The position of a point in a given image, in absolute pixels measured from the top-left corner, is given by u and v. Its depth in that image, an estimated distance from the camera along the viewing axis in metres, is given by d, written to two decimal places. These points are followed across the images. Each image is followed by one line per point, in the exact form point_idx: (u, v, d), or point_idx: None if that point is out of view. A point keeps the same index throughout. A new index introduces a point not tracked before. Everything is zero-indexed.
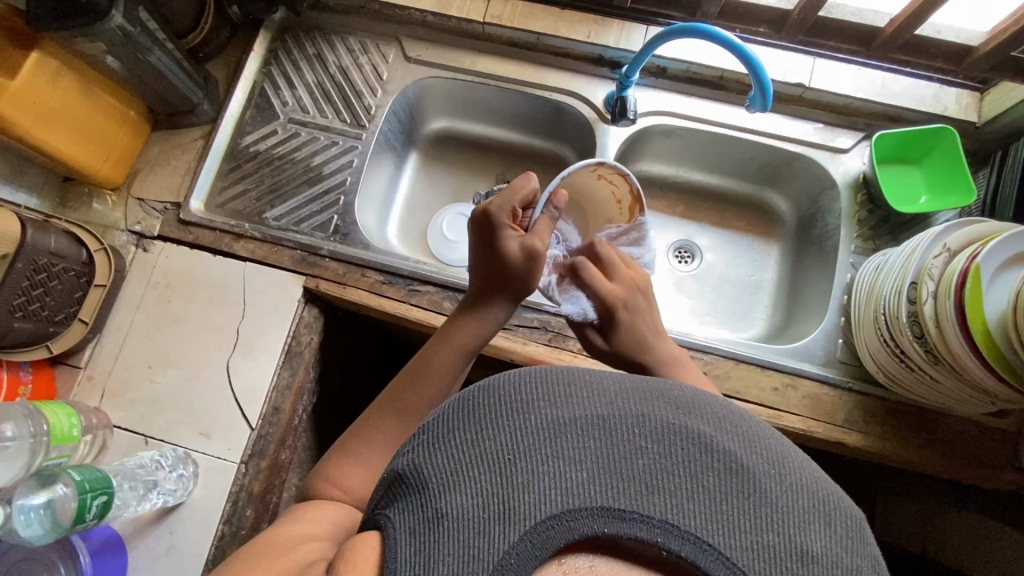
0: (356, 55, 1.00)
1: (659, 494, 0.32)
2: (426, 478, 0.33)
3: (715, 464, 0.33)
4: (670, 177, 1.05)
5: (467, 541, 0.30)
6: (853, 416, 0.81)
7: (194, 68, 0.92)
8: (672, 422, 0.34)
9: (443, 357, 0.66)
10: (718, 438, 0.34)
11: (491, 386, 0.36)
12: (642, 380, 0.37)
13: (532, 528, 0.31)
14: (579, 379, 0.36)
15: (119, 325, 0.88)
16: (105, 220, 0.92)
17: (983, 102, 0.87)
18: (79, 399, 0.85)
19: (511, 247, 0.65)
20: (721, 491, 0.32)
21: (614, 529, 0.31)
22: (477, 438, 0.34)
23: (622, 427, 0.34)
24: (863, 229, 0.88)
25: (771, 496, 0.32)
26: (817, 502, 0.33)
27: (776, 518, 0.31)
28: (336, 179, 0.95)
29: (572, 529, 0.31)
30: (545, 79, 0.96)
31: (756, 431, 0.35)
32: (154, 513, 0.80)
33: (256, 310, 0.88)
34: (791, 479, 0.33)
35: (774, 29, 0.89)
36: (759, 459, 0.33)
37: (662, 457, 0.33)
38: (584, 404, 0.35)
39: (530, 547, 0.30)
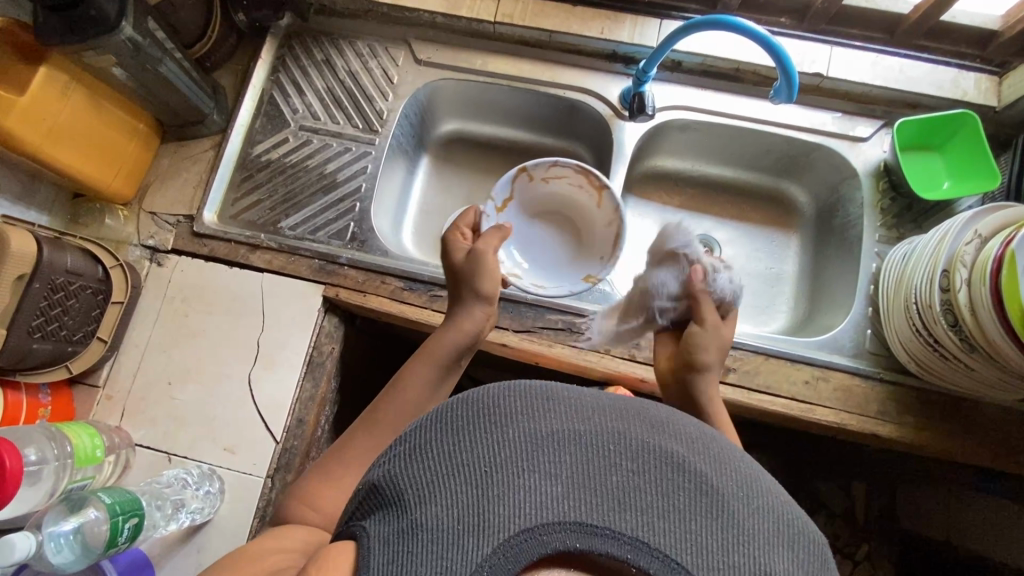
0: (365, 59, 0.99)
1: (630, 511, 0.35)
2: (408, 489, 0.37)
3: (685, 483, 0.37)
4: (686, 172, 1.04)
5: (443, 551, 0.33)
6: (887, 407, 0.80)
7: (202, 78, 0.91)
8: (644, 440, 0.39)
9: (418, 369, 0.69)
10: (689, 459, 0.39)
11: (473, 400, 0.41)
12: (619, 403, 0.42)
13: (507, 539, 0.34)
14: (559, 399, 0.41)
15: (136, 342, 0.87)
16: (118, 235, 0.91)
17: (1001, 86, 0.86)
18: (99, 419, 0.84)
19: (457, 256, 0.76)
20: (685, 508, 0.36)
21: (586, 545, 0.34)
22: (460, 451, 0.38)
23: (597, 445, 0.38)
24: (886, 218, 0.88)
25: (733, 515, 0.36)
26: (776, 524, 0.37)
27: (741, 539, 0.35)
28: (351, 186, 0.94)
29: (546, 543, 0.34)
30: (559, 77, 0.95)
31: (721, 453, 0.40)
32: (182, 532, 0.79)
33: (274, 322, 0.87)
34: (755, 503, 0.38)
35: (796, 19, 0.90)
36: (721, 480, 0.38)
37: (633, 474, 0.37)
38: (563, 423, 0.39)
39: (503, 560, 0.33)
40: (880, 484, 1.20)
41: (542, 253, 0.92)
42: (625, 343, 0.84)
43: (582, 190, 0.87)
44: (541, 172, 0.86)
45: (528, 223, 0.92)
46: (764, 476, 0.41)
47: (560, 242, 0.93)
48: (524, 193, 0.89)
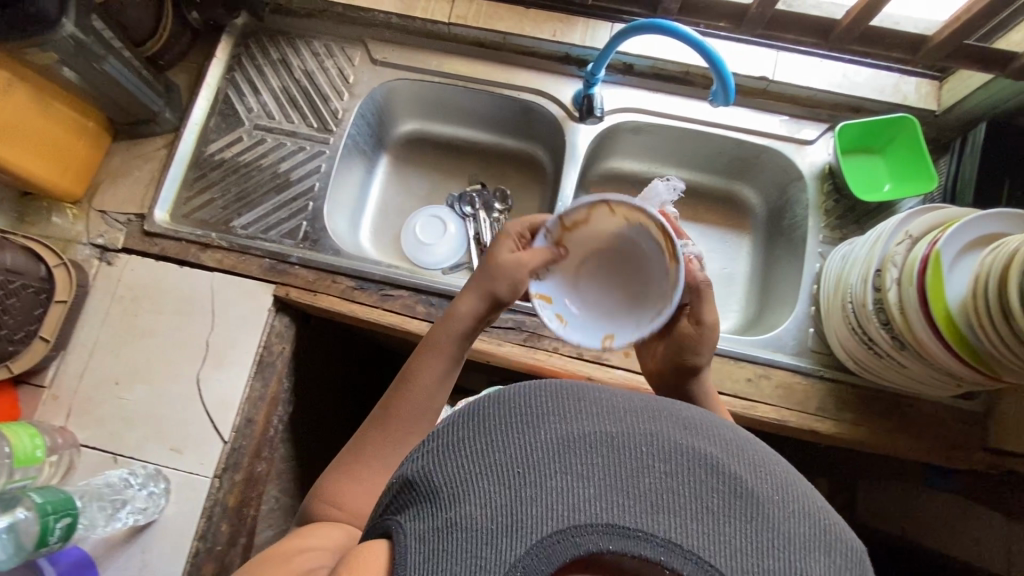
0: (321, 59, 0.99)
1: (663, 513, 0.35)
2: (440, 486, 0.37)
3: (721, 486, 0.36)
4: (642, 174, 1.05)
5: (476, 551, 0.34)
6: (827, 404, 0.82)
7: (153, 76, 0.91)
8: (678, 440, 0.38)
9: (422, 363, 0.65)
10: (723, 462, 0.38)
11: (507, 399, 0.41)
12: (652, 404, 0.42)
13: (540, 540, 0.34)
14: (589, 399, 0.41)
15: (83, 342, 0.86)
16: (66, 234, 0.90)
17: (941, 90, 0.88)
18: (44, 419, 0.83)
19: (499, 256, 0.65)
20: (723, 512, 0.35)
21: (620, 547, 0.34)
22: (489, 450, 0.38)
23: (630, 446, 0.38)
24: (830, 219, 0.90)
25: (771, 519, 0.35)
26: (817, 530, 0.36)
27: (782, 545, 0.34)
28: (304, 185, 0.94)
29: (578, 544, 0.34)
30: (513, 78, 0.96)
31: (761, 457, 0.39)
32: (126, 532, 0.79)
33: (224, 321, 0.87)
34: (793, 506, 0.36)
35: (734, 23, 0.87)
36: (757, 483, 0.37)
37: (666, 477, 0.36)
38: (595, 423, 0.39)
39: (537, 561, 0.33)
40: (838, 481, 1.22)
41: (576, 284, 0.66)
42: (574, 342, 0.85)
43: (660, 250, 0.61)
44: (625, 211, 0.61)
45: (577, 248, 0.65)
46: (804, 482, 0.39)
47: (608, 286, 0.65)
48: (594, 220, 0.63)
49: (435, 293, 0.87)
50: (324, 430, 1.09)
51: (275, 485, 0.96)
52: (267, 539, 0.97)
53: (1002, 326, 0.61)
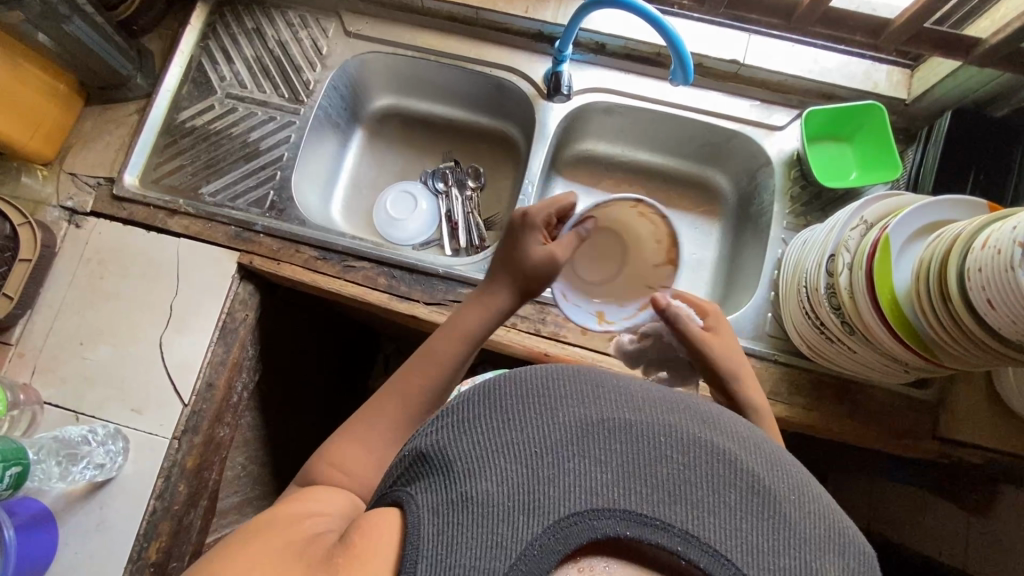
0: (295, 29, 0.99)
1: (680, 505, 0.38)
2: (455, 461, 0.40)
3: (739, 482, 0.39)
4: (615, 157, 1.05)
5: (492, 528, 0.36)
6: (780, 388, 0.83)
7: (124, 41, 0.91)
8: (696, 434, 0.41)
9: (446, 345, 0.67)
10: (743, 458, 0.41)
11: (528, 381, 0.44)
12: (673, 398, 0.45)
13: (556, 521, 0.37)
14: (608, 389, 0.44)
15: (50, 302, 0.87)
16: (36, 195, 0.91)
17: (912, 79, 0.88)
18: (10, 375, 0.84)
19: (534, 250, 0.66)
20: (742, 506, 0.38)
21: (637, 533, 0.37)
22: (508, 430, 0.41)
23: (648, 438, 0.41)
24: (795, 206, 0.90)
25: (787, 514, 0.38)
26: (828, 531, 0.38)
27: (794, 543, 0.37)
28: (273, 154, 0.94)
29: (594, 528, 0.37)
30: (485, 54, 0.96)
31: (780, 459, 0.42)
32: (84, 488, 0.80)
33: (189, 286, 0.87)
34: (810, 507, 0.39)
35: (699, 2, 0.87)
36: (774, 480, 0.40)
37: (682, 468, 0.40)
38: (615, 413, 0.42)
39: (552, 541, 0.36)
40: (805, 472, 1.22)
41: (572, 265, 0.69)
42: (532, 318, 0.85)
43: (653, 244, 0.67)
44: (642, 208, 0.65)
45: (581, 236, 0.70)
46: (817, 484, 0.42)
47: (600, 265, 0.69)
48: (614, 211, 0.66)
49: (396, 266, 0.88)
50: (292, 400, 1.11)
51: (239, 451, 0.98)
52: (231, 504, 0.99)
53: (943, 312, 0.62)
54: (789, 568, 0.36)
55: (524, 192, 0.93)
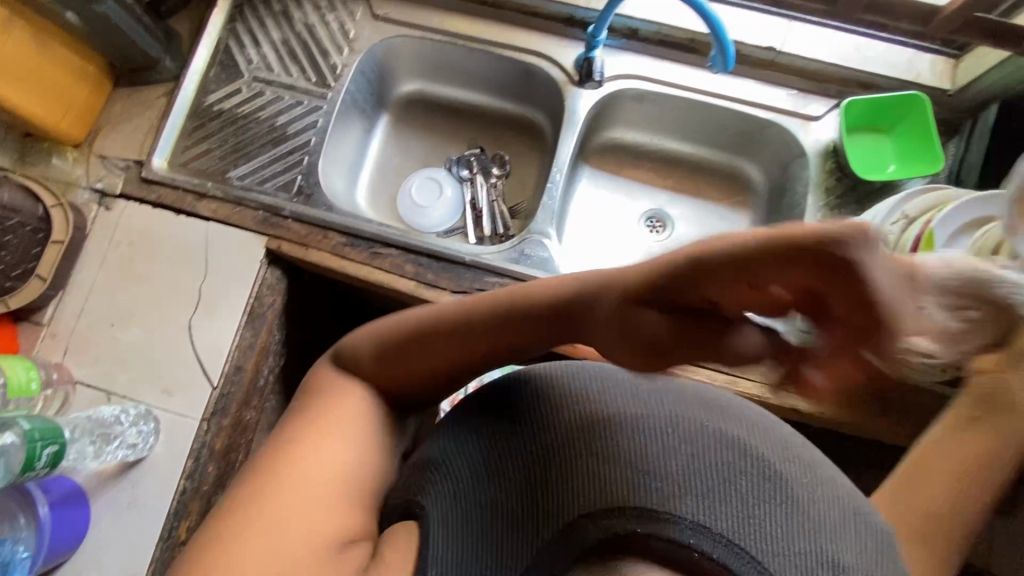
0: (323, 12, 0.98)
1: (695, 497, 0.42)
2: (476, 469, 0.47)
3: (748, 472, 0.44)
4: (644, 146, 1.04)
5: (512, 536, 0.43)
6: None
7: (153, 22, 0.90)
8: (706, 427, 0.46)
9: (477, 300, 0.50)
10: (751, 446, 0.45)
11: (543, 390, 0.50)
12: (684, 393, 0.49)
13: (575, 524, 0.42)
14: (622, 388, 0.49)
15: (81, 284, 0.88)
16: (66, 177, 0.91)
17: (956, 69, 0.85)
18: (43, 355, 0.86)
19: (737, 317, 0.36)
20: (753, 493, 0.42)
21: (654, 529, 0.41)
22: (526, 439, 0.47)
23: (663, 435, 0.45)
24: (830, 198, 0.88)
25: (792, 495, 0.43)
26: (832, 509, 0.44)
27: (804, 525, 0.42)
28: (300, 139, 0.94)
29: (611, 527, 0.41)
30: (514, 39, 0.94)
31: (785, 444, 0.47)
32: (116, 467, 0.82)
33: (217, 270, 0.88)
34: (813, 488, 0.45)
35: None
36: (781, 464, 0.45)
37: (693, 460, 0.44)
38: (631, 411, 0.47)
39: (572, 541, 0.41)
40: None
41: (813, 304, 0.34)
42: None
43: None
44: None
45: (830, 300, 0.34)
46: (818, 463, 0.48)
47: None
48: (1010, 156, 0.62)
49: (424, 253, 0.87)
50: None
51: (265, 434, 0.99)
52: None
53: None
54: (800, 548, 0.41)
55: (552, 180, 0.92)
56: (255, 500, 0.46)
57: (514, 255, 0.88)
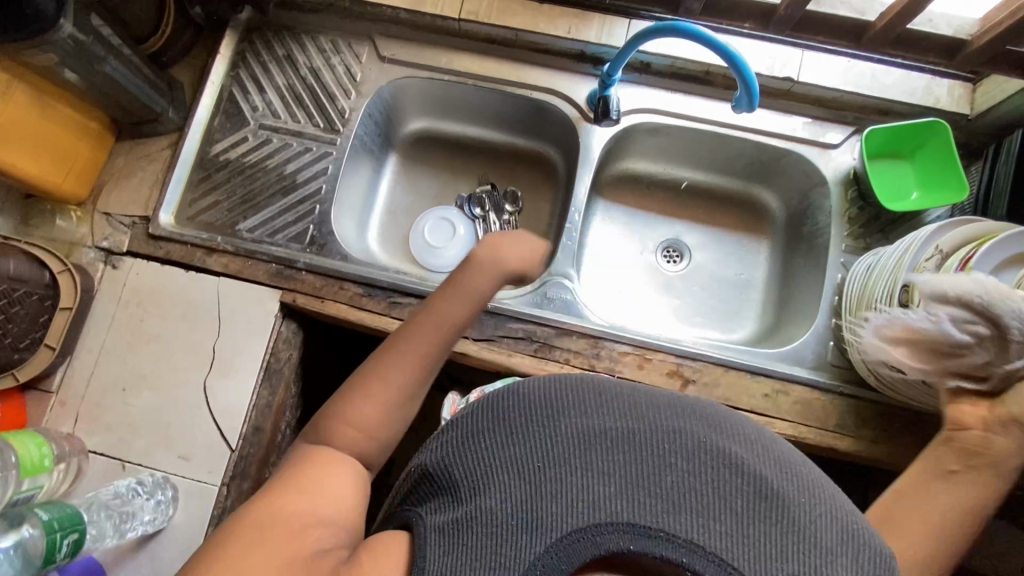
0: (327, 55, 0.96)
1: (686, 514, 0.38)
2: (466, 482, 0.42)
3: (745, 488, 0.39)
4: (658, 175, 1.03)
5: (498, 548, 0.37)
6: (846, 421, 0.79)
7: (156, 75, 0.88)
8: (702, 441, 0.42)
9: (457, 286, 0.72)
10: (749, 463, 0.41)
11: (522, 393, 0.46)
12: (679, 404, 0.45)
13: (557, 540, 0.37)
14: (611, 394, 0.46)
15: (90, 347, 0.85)
16: (71, 237, 0.89)
17: (975, 93, 0.84)
18: (52, 425, 0.82)
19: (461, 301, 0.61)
20: (750, 513, 0.38)
21: (639, 547, 0.37)
22: (514, 446, 0.43)
23: (656, 445, 0.41)
24: (854, 228, 0.87)
25: (797, 517, 0.38)
26: (844, 535, 0.38)
27: (803, 548, 0.37)
28: (311, 188, 0.92)
29: (598, 544, 0.37)
30: (525, 77, 0.92)
31: (787, 458, 0.43)
32: (134, 541, 0.78)
33: (231, 327, 0.85)
34: (822, 509, 0.40)
35: (760, 24, 0.83)
36: (787, 485, 0.40)
37: (687, 474, 0.40)
38: (615, 418, 0.43)
39: (556, 560, 0.37)
40: None
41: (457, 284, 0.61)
42: (586, 353, 0.83)
43: None
44: None
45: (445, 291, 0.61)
46: (834, 490, 0.43)
47: None
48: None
49: None
50: None
51: None
52: None
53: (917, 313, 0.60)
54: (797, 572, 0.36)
55: (570, 221, 0.90)
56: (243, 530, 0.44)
57: (538, 299, 0.86)
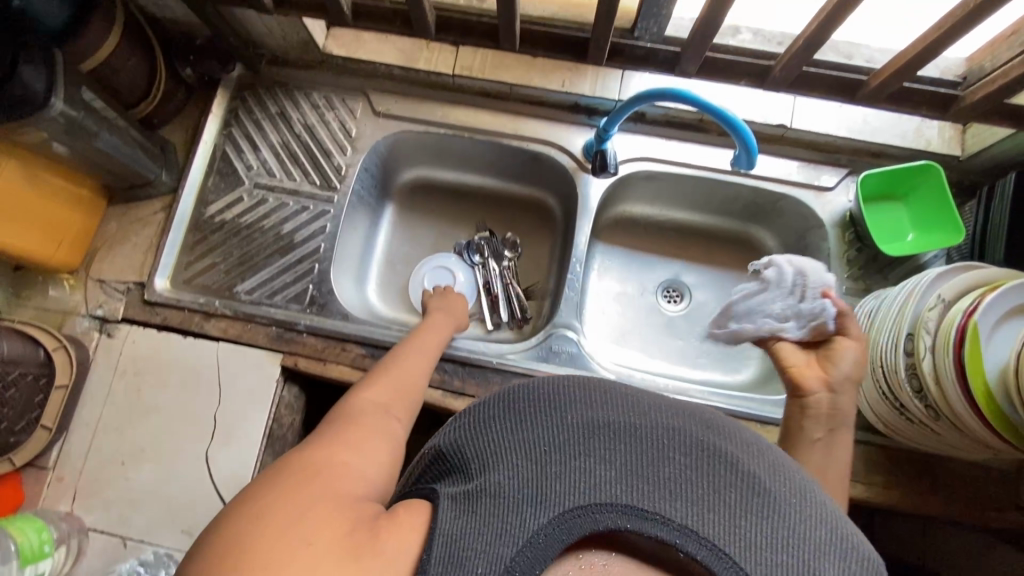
0: (321, 111, 0.95)
1: (681, 501, 0.40)
2: (472, 459, 0.43)
3: (737, 483, 0.41)
4: (655, 218, 1.03)
5: (504, 518, 0.38)
6: (856, 467, 0.80)
7: (147, 139, 0.87)
8: (698, 438, 0.43)
9: (435, 327, 0.82)
10: (742, 460, 0.42)
11: (529, 387, 0.46)
12: (679, 405, 0.46)
13: (561, 515, 0.38)
14: (615, 391, 0.46)
15: (86, 421, 0.83)
16: (64, 306, 0.87)
17: (965, 134, 0.86)
18: (49, 504, 0.80)
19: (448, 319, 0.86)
20: (741, 506, 0.40)
21: (637, 526, 0.39)
22: (521, 428, 0.43)
23: (655, 436, 0.42)
24: (852, 269, 0.88)
25: (788, 517, 0.39)
26: (830, 534, 0.39)
27: (790, 542, 0.38)
28: (309, 247, 0.91)
29: (597, 520, 0.39)
30: (522, 128, 0.93)
31: (779, 460, 0.43)
32: None
33: (232, 394, 0.83)
34: (809, 510, 0.40)
35: (756, 81, 0.79)
36: (779, 485, 0.41)
37: (685, 469, 0.41)
38: (618, 410, 0.44)
39: (558, 532, 0.38)
40: None
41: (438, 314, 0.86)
42: None
43: None
44: None
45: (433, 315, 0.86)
46: (824, 496, 0.43)
47: None
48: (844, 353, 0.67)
49: (447, 359, 0.84)
50: None
51: None
52: None
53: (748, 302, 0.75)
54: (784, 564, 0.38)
55: (571, 272, 0.90)
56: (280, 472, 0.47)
57: (542, 352, 0.86)
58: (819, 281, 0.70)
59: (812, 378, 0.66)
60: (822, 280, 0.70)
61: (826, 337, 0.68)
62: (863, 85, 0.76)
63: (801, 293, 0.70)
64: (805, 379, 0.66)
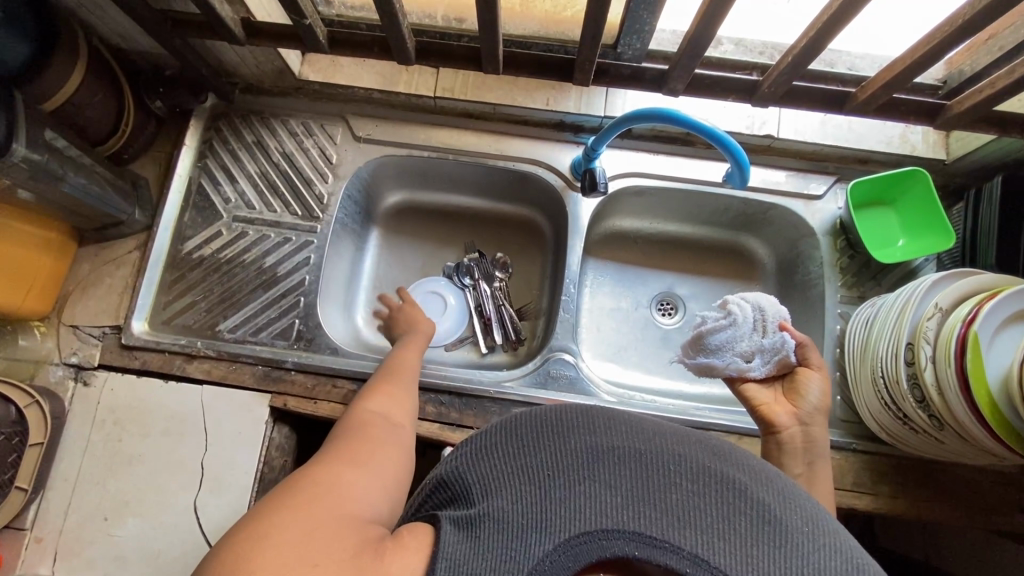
0: (300, 139, 0.93)
1: (691, 529, 0.37)
2: (473, 484, 0.41)
3: (747, 510, 0.38)
4: (644, 231, 1.02)
5: (507, 543, 0.36)
6: (862, 478, 0.80)
7: (118, 176, 0.83)
8: (705, 465, 0.41)
9: (407, 357, 0.77)
10: (752, 488, 0.40)
11: (533, 414, 0.44)
12: (684, 432, 0.44)
13: (567, 540, 0.36)
14: (618, 417, 0.44)
15: (64, 476, 0.78)
16: (35, 355, 0.83)
17: (949, 138, 0.86)
18: (29, 567, 0.75)
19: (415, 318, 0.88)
20: (753, 534, 0.37)
21: (645, 553, 0.36)
22: (524, 454, 0.41)
23: (661, 463, 0.40)
24: (846, 277, 0.88)
25: (803, 549, 0.37)
26: (848, 566, 0.37)
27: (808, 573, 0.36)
28: (293, 280, 0.88)
29: (605, 547, 0.36)
30: (506, 148, 0.92)
31: (791, 491, 0.41)
32: None
33: (220, 438, 0.79)
34: (825, 541, 0.38)
35: (746, 96, 0.78)
36: (793, 516, 0.39)
37: (692, 494, 0.39)
38: (623, 435, 0.42)
39: (563, 558, 0.35)
40: None
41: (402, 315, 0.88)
42: None
43: None
44: None
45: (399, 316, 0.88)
46: (838, 524, 0.40)
47: None
48: (810, 389, 0.69)
49: (445, 391, 0.82)
50: None
51: None
52: None
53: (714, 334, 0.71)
54: None
55: (566, 293, 0.88)
56: (292, 489, 0.44)
57: (539, 378, 0.84)
58: (777, 315, 0.71)
59: (782, 413, 0.69)
60: (780, 315, 0.71)
61: (788, 369, 0.71)
62: (850, 98, 0.76)
63: (765, 330, 0.70)
64: (776, 416, 0.68)
